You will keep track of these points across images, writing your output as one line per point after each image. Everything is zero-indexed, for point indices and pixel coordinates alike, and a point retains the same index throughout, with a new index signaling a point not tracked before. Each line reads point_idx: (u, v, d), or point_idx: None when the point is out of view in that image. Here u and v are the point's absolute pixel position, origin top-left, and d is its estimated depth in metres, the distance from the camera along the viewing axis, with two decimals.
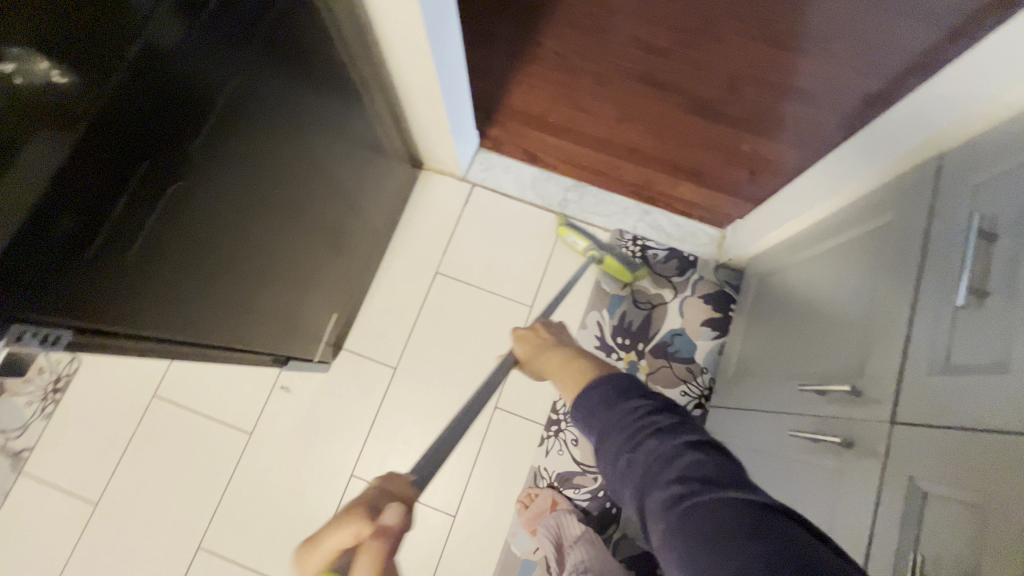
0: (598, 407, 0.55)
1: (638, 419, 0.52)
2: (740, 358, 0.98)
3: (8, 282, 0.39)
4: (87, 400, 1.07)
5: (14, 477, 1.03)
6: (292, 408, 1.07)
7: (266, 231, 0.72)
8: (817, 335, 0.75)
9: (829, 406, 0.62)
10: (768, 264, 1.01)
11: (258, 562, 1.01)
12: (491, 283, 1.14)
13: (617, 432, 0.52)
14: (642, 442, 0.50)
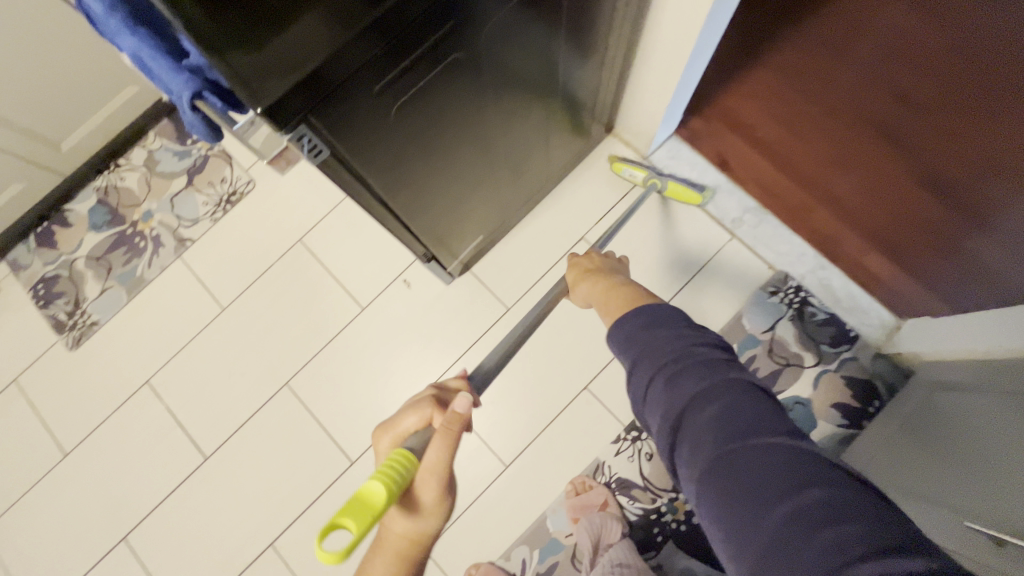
0: (643, 330, 0.57)
1: (697, 357, 0.52)
2: (872, 462, 0.87)
3: (304, 90, 0.42)
4: (247, 219, 1.19)
5: (174, 259, 1.18)
6: (404, 303, 1.12)
7: (475, 134, 0.71)
8: (997, 476, 0.63)
9: (1008, 562, 0.53)
10: (947, 373, 0.87)
11: (327, 419, 1.09)
12: (630, 270, 1.10)
13: (668, 366, 0.53)
14: (693, 377, 0.50)
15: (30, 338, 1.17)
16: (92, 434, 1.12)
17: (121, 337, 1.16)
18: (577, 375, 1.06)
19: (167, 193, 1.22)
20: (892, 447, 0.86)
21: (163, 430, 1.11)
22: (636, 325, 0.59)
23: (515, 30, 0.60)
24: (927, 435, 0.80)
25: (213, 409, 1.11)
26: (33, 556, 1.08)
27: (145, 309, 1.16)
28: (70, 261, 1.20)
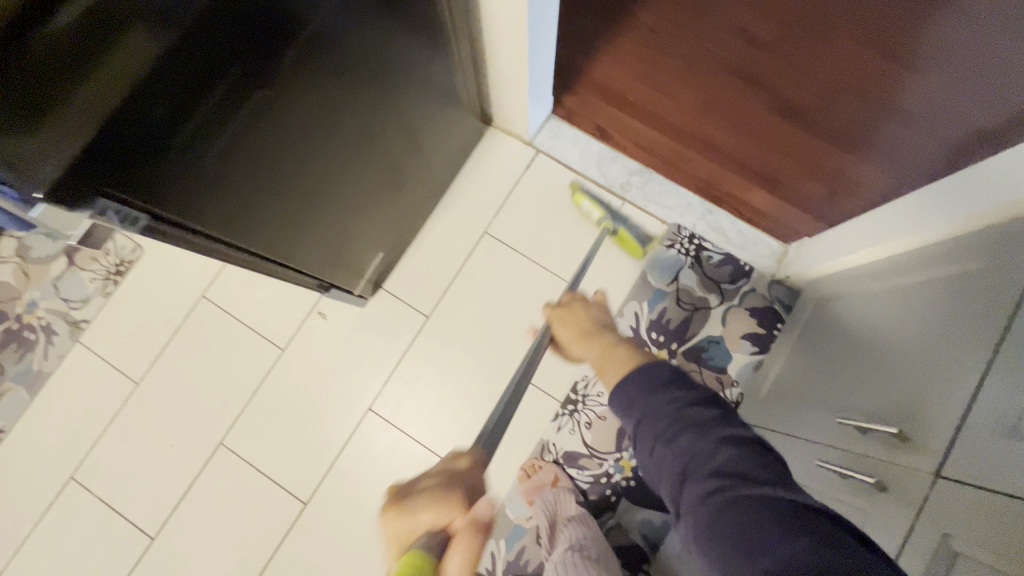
0: (642, 394, 0.67)
1: (677, 395, 0.64)
2: (775, 382, 0.96)
3: (97, 160, 0.41)
4: (142, 287, 1.14)
5: (72, 344, 1.12)
6: (324, 333, 1.11)
7: (327, 159, 0.71)
8: (858, 369, 0.71)
9: (867, 445, 0.61)
10: (827, 288, 0.96)
11: (271, 468, 1.07)
12: (537, 252, 1.13)
13: (665, 403, 0.64)
14: (677, 432, 0.60)
15: None
16: (24, 546, 1.06)
17: (33, 439, 1.09)
18: (507, 363, 1.09)
19: (48, 278, 1.15)
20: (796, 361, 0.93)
21: (100, 522, 1.06)
22: (642, 382, 0.68)
23: (331, 49, 0.60)
24: (821, 344, 0.87)
25: (150, 486, 1.07)
26: None
27: (52, 404, 1.10)
28: None
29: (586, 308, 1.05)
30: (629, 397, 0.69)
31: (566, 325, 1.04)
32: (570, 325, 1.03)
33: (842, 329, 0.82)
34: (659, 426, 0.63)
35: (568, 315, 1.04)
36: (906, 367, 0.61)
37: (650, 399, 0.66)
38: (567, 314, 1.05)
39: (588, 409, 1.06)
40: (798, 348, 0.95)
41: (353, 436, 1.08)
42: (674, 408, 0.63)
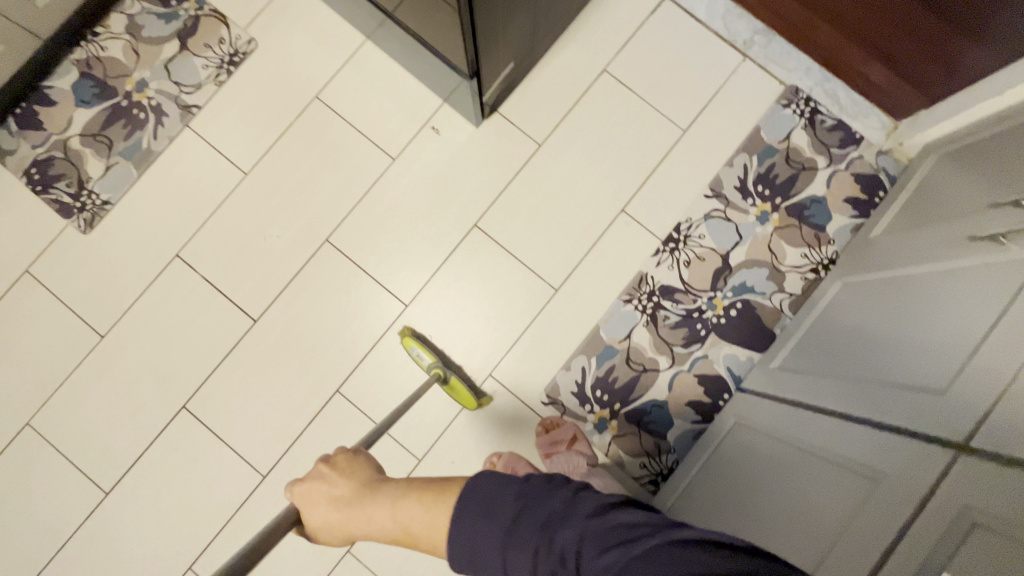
0: (474, 524, 0.54)
1: (495, 497, 0.55)
2: (861, 244, 1.01)
3: None
4: (254, 82, 1.13)
5: (181, 128, 1.12)
6: (437, 148, 1.13)
7: None
8: (971, 197, 0.78)
9: (986, 229, 0.68)
10: (931, 157, 1.01)
11: (375, 268, 1.10)
12: (654, 96, 1.14)
13: (500, 526, 0.53)
14: (555, 532, 0.50)
15: (36, 224, 1.10)
16: (126, 313, 1.09)
17: (140, 214, 1.11)
18: (613, 200, 1.12)
19: (159, 60, 1.13)
20: (841, 303, 0.92)
21: (202, 299, 1.09)
22: (471, 514, 0.55)
23: None
24: (917, 206, 0.93)
25: (254, 271, 1.10)
26: (84, 441, 1.06)
27: (162, 183, 1.11)
28: (62, 142, 1.12)
29: (349, 463, 0.70)
30: (458, 525, 0.56)
31: (333, 486, 0.67)
32: (328, 498, 0.66)
33: (939, 194, 0.88)
34: (524, 544, 0.51)
35: (324, 485, 0.67)
36: (977, 239, 0.68)
37: (471, 514, 0.55)
38: (315, 481, 0.68)
39: (689, 249, 1.09)
40: (898, 216, 0.96)
41: (457, 248, 1.11)
42: (500, 523, 0.53)
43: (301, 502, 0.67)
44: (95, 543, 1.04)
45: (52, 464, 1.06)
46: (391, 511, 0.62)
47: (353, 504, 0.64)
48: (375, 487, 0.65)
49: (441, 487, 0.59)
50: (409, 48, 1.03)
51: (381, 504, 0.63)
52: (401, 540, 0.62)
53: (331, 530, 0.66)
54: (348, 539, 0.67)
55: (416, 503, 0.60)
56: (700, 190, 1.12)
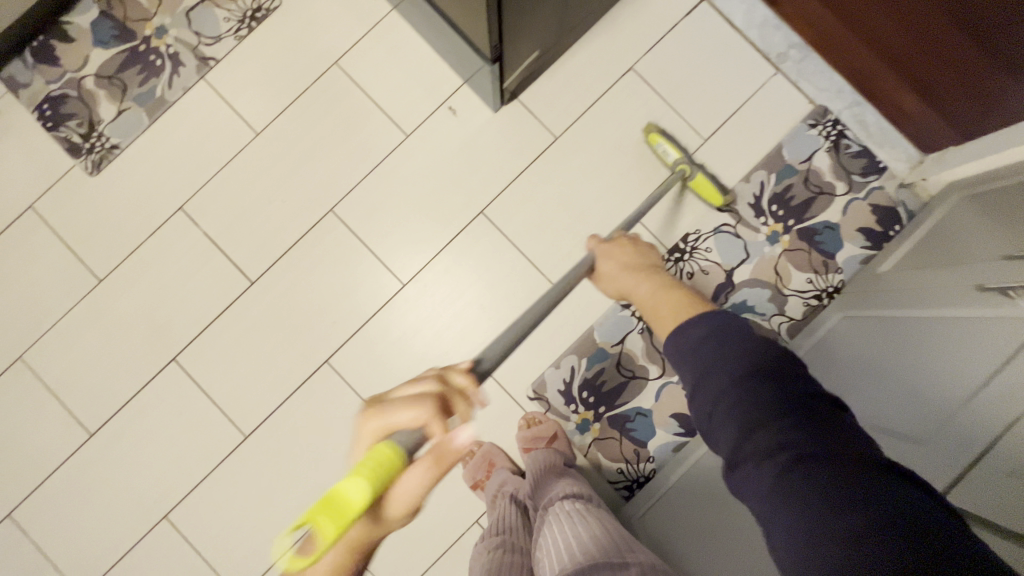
0: (707, 342, 0.55)
1: (754, 345, 0.52)
2: (870, 277, 0.99)
3: None
4: (275, 40, 1.11)
5: (197, 80, 1.10)
6: (453, 129, 1.11)
7: None
8: (987, 244, 0.76)
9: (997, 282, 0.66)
10: (955, 197, 0.97)
11: (377, 243, 1.10)
12: (679, 101, 1.11)
13: (715, 351, 0.54)
14: (770, 384, 0.50)
15: (44, 161, 1.10)
16: (126, 260, 1.09)
17: (148, 162, 1.10)
18: (624, 202, 1.10)
19: (181, 7, 1.11)
20: (840, 335, 0.91)
21: (203, 255, 1.09)
22: (699, 331, 0.57)
23: None
24: (933, 245, 0.90)
25: (257, 233, 1.09)
26: (74, 382, 1.08)
27: (172, 133, 1.10)
28: (77, 80, 1.10)
29: (642, 249, 0.89)
30: (687, 339, 0.57)
31: (622, 253, 0.88)
32: (616, 257, 0.87)
33: (957, 236, 0.86)
34: (716, 378, 0.52)
35: (619, 248, 0.89)
36: (985, 291, 0.66)
37: (720, 326, 0.56)
38: (619, 244, 0.89)
39: (694, 261, 1.08)
40: (912, 254, 0.94)
41: (461, 233, 1.10)
42: (743, 361, 0.51)
43: (597, 246, 0.90)
44: (75, 482, 1.06)
45: (41, 400, 1.07)
46: (651, 289, 0.77)
47: (638, 270, 0.83)
48: (652, 272, 0.82)
49: (699, 305, 0.68)
50: (434, 23, 1.00)
51: (645, 287, 0.79)
52: (646, 308, 0.76)
53: (610, 280, 0.86)
54: (621, 295, 0.85)
55: (679, 297, 0.71)
56: (713, 202, 1.10)
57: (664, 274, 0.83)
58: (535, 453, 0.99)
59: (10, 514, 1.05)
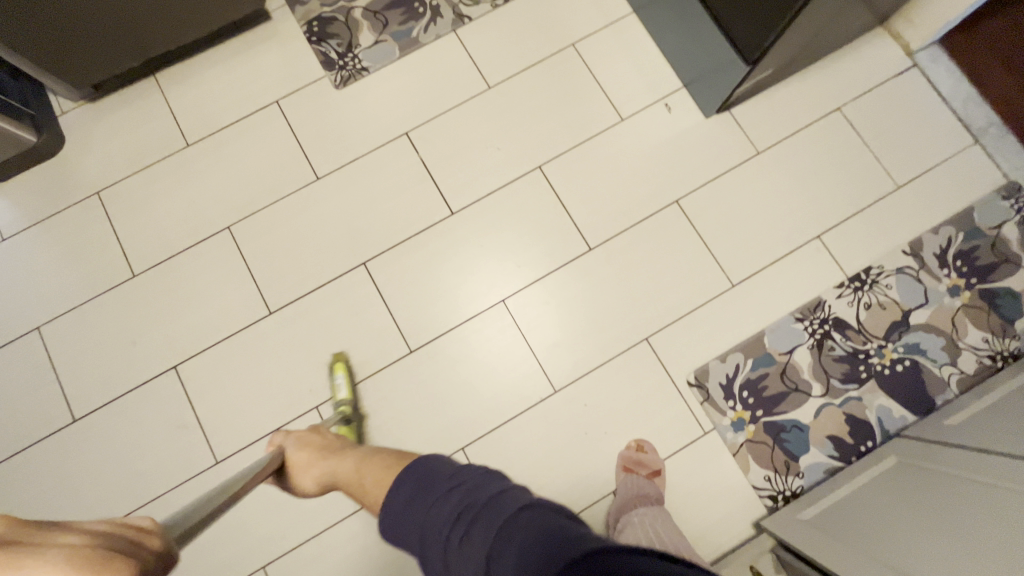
0: (408, 506, 0.63)
1: (439, 492, 0.61)
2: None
3: None
4: (524, 16, 1.25)
5: (449, 31, 1.24)
6: (664, 123, 1.20)
7: None
8: None
9: None
10: None
11: (572, 206, 1.16)
12: (878, 147, 1.18)
13: (423, 510, 0.61)
14: (472, 526, 0.55)
15: (298, 67, 1.23)
16: (344, 166, 1.19)
17: (388, 88, 1.22)
18: (812, 224, 1.15)
19: None
20: (1002, 410, 0.90)
21: (414, 179, 1.18)
22: (405, 493, 0.64)
23: None
24: None
25: (466, 172, 1.18)
26: (269, 260, 1.14)
27: (415, 69, 1.22)
28: (347, 8, 1.25)
29: (330, 437, 0.89)
30: (387, 515, 0.64)
31: (302, 450, 0.87)
32: (308, 450, 0.87)
33: None
34: (423, 553, 0.58)
35: (315, 437, 0.89)
36: None
37: (426, 500, 0.62)
38: (304, 437, 0.90)
39: (872, 294, 1.11)
40: None
41: (651, 216, 1.16)
42: (429, 534, 0.58)
43: (302, 441, 0.89)
44: (243, 353, 1.11)
45: (236, 270, 1.14)
46: (358, 464, 0.79)
47: (327, 456, 0.85)
48: (341, 452, 0.84)
49: (398, 456, 0.75)
50: (683, 26, 1.11)
51: (352, 459, 0.81)
52: (353, 485, 0.78)
53: (307, 470, 0.85)
54: (324, 485, 0.83)
55: (376, 466, 0.75)
56: (899, 244, 1.13)
57: (328, 463, 0.84)
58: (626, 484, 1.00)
59: (177, 366, 1.10)
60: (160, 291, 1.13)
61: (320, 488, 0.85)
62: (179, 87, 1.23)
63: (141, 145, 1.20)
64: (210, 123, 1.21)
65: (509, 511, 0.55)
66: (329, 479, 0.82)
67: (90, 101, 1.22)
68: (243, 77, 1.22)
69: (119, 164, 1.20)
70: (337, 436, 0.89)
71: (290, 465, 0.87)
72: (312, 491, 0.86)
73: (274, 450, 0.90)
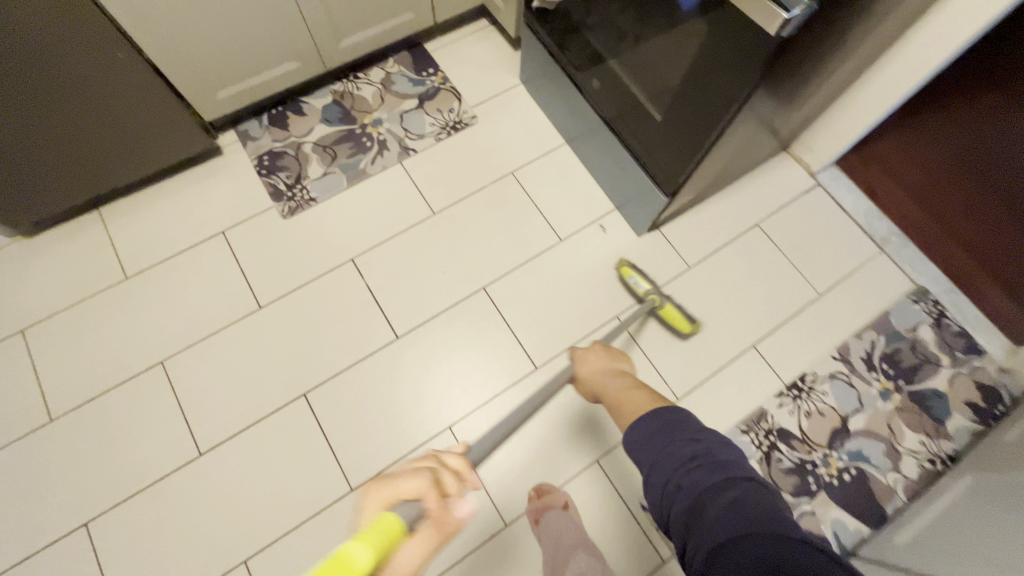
0: (655, 433, 0.62)
1: (681, 442, 0.59)
2: (996, 449, 1.00)
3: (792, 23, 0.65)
4: (467, 148, 1.35)
5: (396, 163, 1.32)
6: (601, 242, 1.27)
7: (756, 119, 0.94)
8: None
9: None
10: None
11: (518, 325, 1.19)
12: (797, 258, 1.28)
13: (662, 455, 0.59)
14: (703, 466, 0.55)
15: (247, 199, 1.27)
16: (289, 293, 1.19)
17: (337, 217, 1.26)
18: (747, 334, 1.20)
19: (398, 109, 1.37)
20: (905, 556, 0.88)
21: (360, 303, 1.19)
22: (649, 426, 0.63)
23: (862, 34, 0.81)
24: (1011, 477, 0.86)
25: (413, 295, 1.20)
26: (205, 395, 1.10)
27: (363, 198, 1.28)
28: (298, 143, 1.32)
29: (609, 355, 0.95)
30: (637, 444, 0.63)
31: (599, 361, 0.93)
32: (592, 364, 0.93)
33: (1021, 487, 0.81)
34: (664, 464, 0.58)
35: (593, 356, 0.95)
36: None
37: (667, 450, 0.59)
38: (599, 356, 0.96)
39: (811, 401, 1.14)
40: None
41: (595, 332, 1.19)
42: (663, 474, 0.58)
43: (580, 362, 0.96)
44: (167, 502, 1.02)
45: (168, 408, 1.08)
46: (620, 386, 0.84)
47: (608, 373, 0.90)
48: (622, 374, 0.89)
49: (658, 395, 0.77)
50: (609, 159, 1.22)
51: (615, 384, 0.85)
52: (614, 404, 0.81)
53: (587, 377, 0.92)
54: (595, 396, 0.91)
55: (642, 404, 0.75)
56: (828, 350, 1.19)
57: (619, 363, 0.94)
58: (547, 524, 0.98)
59: (89, 523, 1.00)
60: (79, 437, 1.05)
61: (612, 372, 0.90)
62: (124, 219, 1.23)
63: (76, 280, 1.18)
64: (152, 255, 1.21)
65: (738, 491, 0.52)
66: (599, 395, 0.88)
67: (28, 238, 1.21)
68: (190, 210, 1.25)
69: (50, 299, 1.16)
70: (628, 359, 0.97)
71: (579, 380, 0.95)
72: (613, 370, 0.91)
73: (571, 360, 0.98)
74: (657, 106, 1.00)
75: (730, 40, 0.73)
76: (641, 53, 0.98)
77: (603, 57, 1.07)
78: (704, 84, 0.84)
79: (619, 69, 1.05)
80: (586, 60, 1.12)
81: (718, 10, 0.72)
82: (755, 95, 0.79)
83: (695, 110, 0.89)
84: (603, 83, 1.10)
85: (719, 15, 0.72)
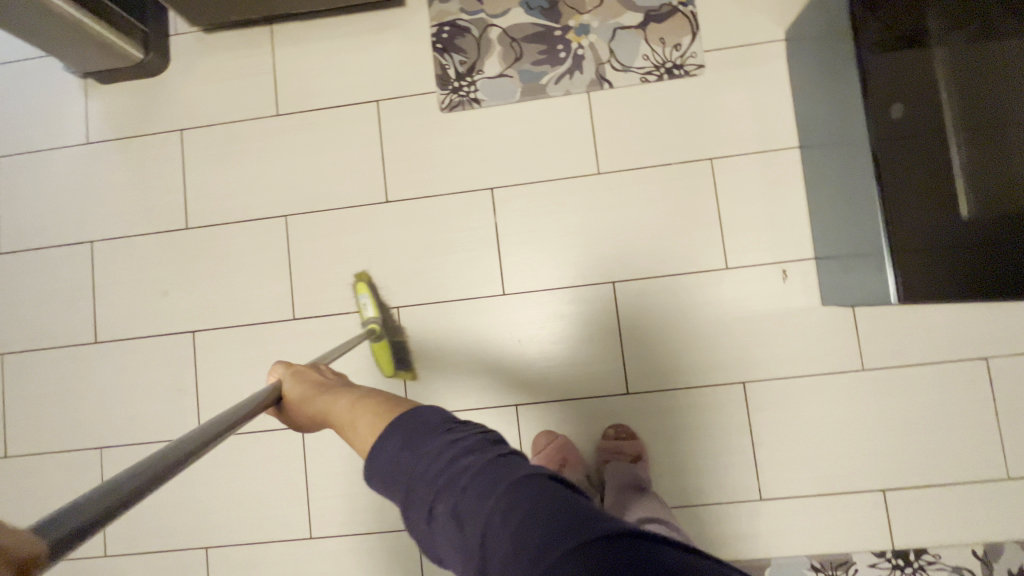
0: (405, 447, 0.46)
1: (437, 426, 0.47)
2: None
3: (933, 214, 0.75)
4: (673, 104, 1.07)
5: (582, 92, 1.08)
6: (771, 291, 1.03)
7: (958, 239, 0.75)
8: None
9: None
10: None
11: (629, 339, 1.05)
12: (1009, 422, 0.97)
13: (409, 456, 0.46)
14: (470, 475, 0.42)
15: (412, 72, 1.12)
16: (418, 199, 1.10)
17: (494, 132, 1.10)
18: (882, 474, 0.99)
19: (614, 21, 1.08)
20: None
21: (481, 241, 1.09)
22: (397, 438, 0.47)
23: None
24: None
25: (535, 256, 1.07)
26: (312, 266, 1.11)
27: (529, 121, 1.09)
28: (487, 24, 1.10)
29: (325, 370, 0.70)
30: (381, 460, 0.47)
31: (300, 376, 0.66)
32: (296, 385, 0.64)
33: None
34: (423, 488, 0.44)
35: (308, 370, 0.68)
36: None
37: (425, 436, 0.46)
38: (301, 372, 0.67)
39: None
40: None
41: (707, 387, 1.03)
42: (443, 452, 0.44)
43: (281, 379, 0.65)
44: (255, 347, 1.11)
45: (280, 263, 1.12)
46: (340, 407, 0.58)
47: (316, 390, 0.63)
48: (335, 386, 0.63)
49: (389, 403, 0.54)
50: (841, 202, 0.90)
51: (338, 399, 0.59)
52: (345, 432, 0.55)
53: (299, 410, 0.63)
54: (318, 424, 0.62)
55: (369, 408, 0.54)
56: (973, 541, 0.96)
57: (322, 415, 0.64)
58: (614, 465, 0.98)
59: (194, 332, 1.12)
60: (205, 255, 1.13)
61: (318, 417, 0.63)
62: (292, 47, 1.15)
63: (233, 96, 1.16)
64: (306, 100, 1.14)
65: (499, 481, 0.41)
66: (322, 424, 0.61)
67: (205, 33, 1.17)
68: (355, 62, 1.13)
69: (209, 108, 1.16)
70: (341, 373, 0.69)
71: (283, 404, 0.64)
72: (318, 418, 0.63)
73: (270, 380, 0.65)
74: (966, 178, 0.75)
75: (943, 166, 0.76)
76: (990, 72, 0.76)
77: (962, 42, 0.77)
78: (944, 172, 0.76)
79: (949, 66, 0.77)
80: (903, 35, 0.78)
81: (966, 147, 0.76)
82: (947, 220, 0.75)
83: (927, 174, 0.76)
84: (903, 107, 0.77)
85: (964, 150, 0.76)
